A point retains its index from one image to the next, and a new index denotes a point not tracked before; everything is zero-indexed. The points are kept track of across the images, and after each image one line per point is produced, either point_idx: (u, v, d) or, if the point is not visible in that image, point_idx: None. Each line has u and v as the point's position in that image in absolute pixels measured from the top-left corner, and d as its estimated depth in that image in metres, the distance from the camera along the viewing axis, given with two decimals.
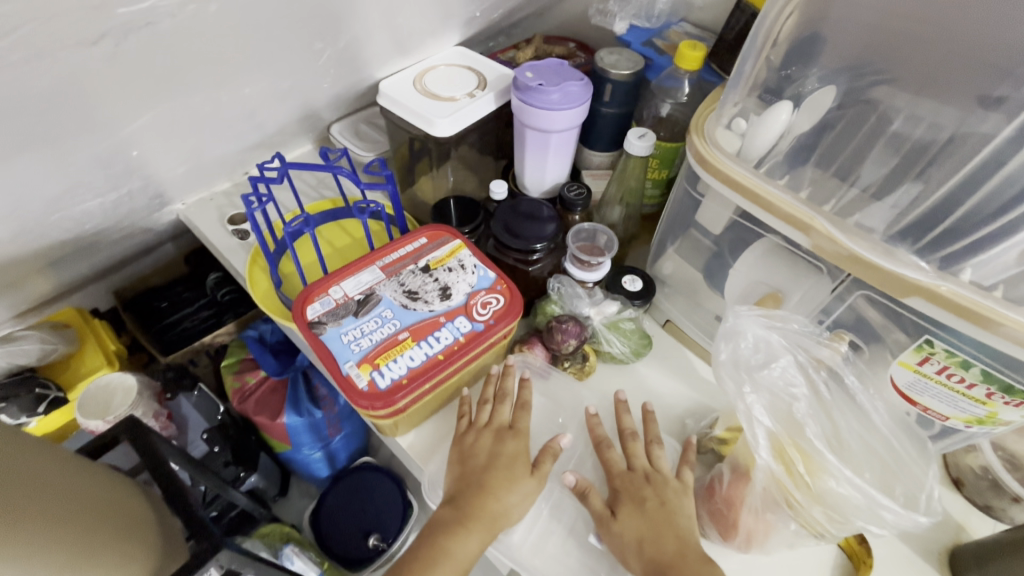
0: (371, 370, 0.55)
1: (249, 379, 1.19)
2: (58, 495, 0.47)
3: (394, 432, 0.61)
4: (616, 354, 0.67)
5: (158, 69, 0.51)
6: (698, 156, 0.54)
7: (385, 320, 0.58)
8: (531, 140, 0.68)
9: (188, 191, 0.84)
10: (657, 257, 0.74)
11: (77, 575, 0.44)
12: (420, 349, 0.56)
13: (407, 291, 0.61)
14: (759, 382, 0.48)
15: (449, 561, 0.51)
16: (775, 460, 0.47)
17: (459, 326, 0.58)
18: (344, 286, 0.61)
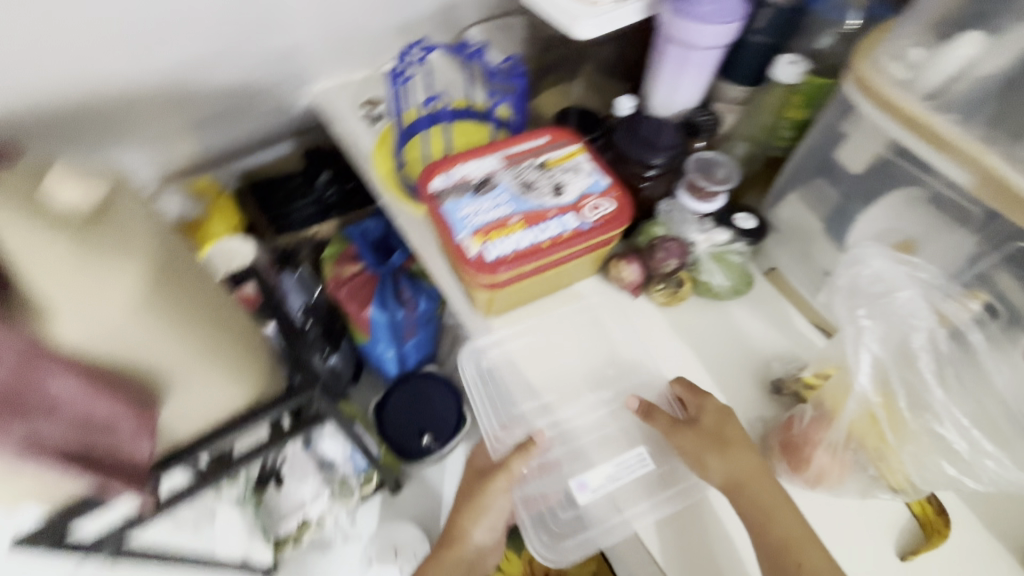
0: (482, 242, 0.58)
1: (345, 270, 1.28)
2: (203, 299, 0.60)
3: (490, 309, 0.66)
4: (715, 286, 0.67)
5: None
6: (857, 80, 0.52)
7: (499, 203, 0.61)
8: (672, 55, 0.66)
9: (330, 72, 0.90)
10: (774, 201, 0.71)
11: (191, 351, 0.58)
12: (528, 233, 0.59)
13: (523, 181, 0.63)
14: (877, 308, 0.47)
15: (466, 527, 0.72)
16: (875, 391, 0.48)
17: (567, 221, 0.60)
18: (467, 167, 0.64)
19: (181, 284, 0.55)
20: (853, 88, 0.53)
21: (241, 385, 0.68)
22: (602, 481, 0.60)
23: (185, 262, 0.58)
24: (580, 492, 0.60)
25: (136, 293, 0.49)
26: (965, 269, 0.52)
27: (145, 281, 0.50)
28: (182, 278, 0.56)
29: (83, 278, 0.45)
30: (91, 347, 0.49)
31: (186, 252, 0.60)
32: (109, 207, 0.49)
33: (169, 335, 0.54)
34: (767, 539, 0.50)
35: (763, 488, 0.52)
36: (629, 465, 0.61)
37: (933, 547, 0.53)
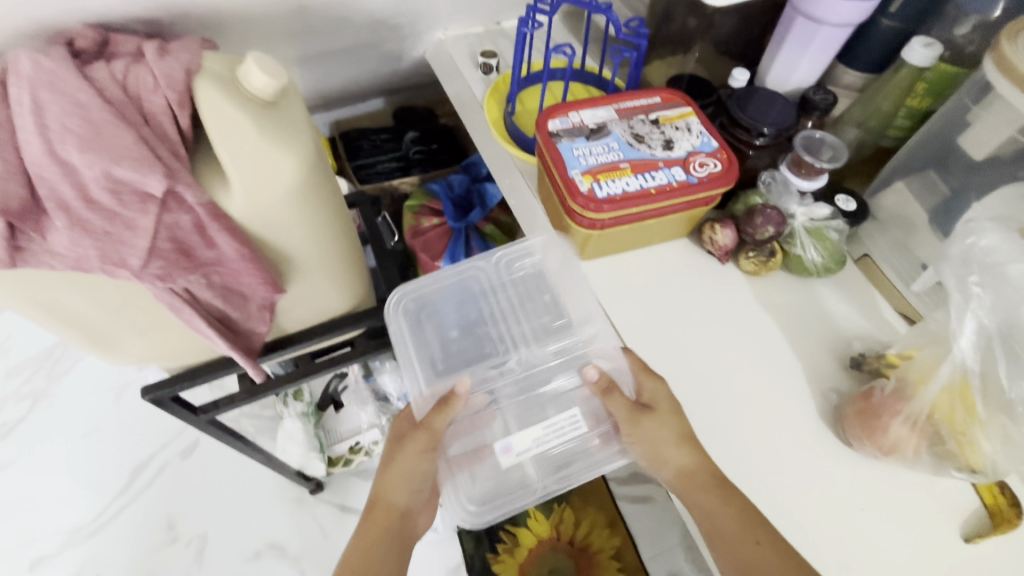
0: (593, 181, 0.62)
1: (425, 222, 1.36)
2: (336, 203, 0.66)
3: (583, 254, 0.70)
4: (808, 260, 0.68)
5: None
6: (1000, 60, 0.52)
7: (610, 149, 0.65)
8: (798, 29, 0.68)
9: (453, 22, 0.95)
10: (877, 190, 0.71)
11: (315, 243, 0.64)
12: (636, 179, 0.63)
13: (634, 133, 0.67)
14: (990, 275, 0.48)
15: (374, 517, 0.64)
16: (973, 357, 0.49)
17: (675, 174, 0.63)
18: (582, 114, 0.68)
19: (326, 185, 0.61)
20: (992, 68, 0.53)
21: (341, 287, 0.74)
22: (528, 444, 0.64)
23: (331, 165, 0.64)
24: (506, 454, 0.63)
25: (302, 182, 0.56)
26: None
27: (311, 173, 0.56)
28: (327, 180, 0.62)
29: (268, 161, 0.53)
30: (259, 219, 0.57)
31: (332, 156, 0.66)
32: (285, 100, 0.55)
33: (301, 225, 0.60)
34: (716, 530, 0.54)
35: (706, 477, 0.56)
36: (559, 430, 0.64)
37: (998, 534, 0.53)
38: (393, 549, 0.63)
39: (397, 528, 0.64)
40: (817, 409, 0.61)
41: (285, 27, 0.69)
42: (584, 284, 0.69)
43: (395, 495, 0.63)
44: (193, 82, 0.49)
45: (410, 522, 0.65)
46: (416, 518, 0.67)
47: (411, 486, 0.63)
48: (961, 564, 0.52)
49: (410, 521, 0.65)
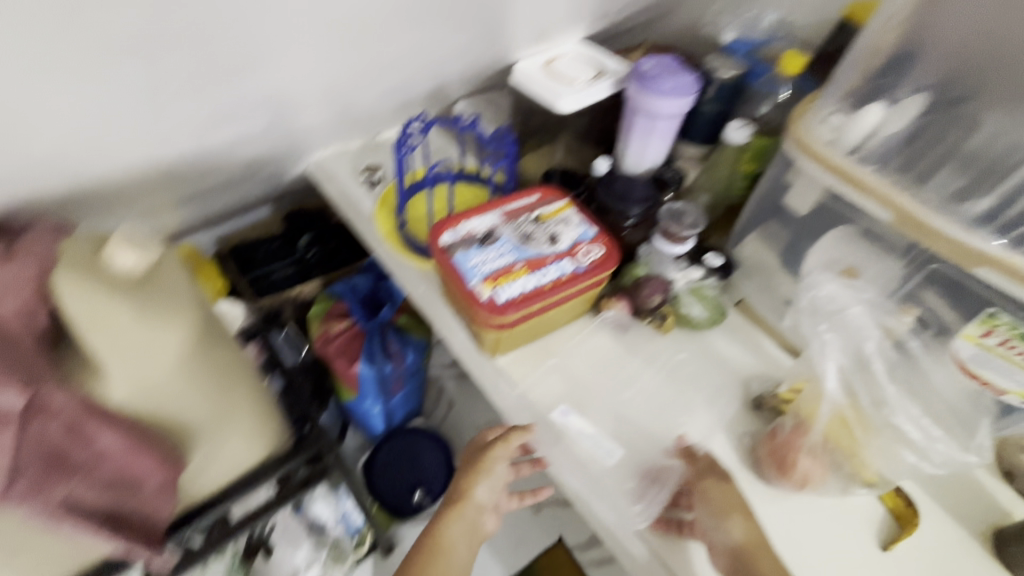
0: (492, 287, 0.65)
1: (334, 326, 1.31)
2: (232, 363, 0.64)
3: (498, 349, 0.72)
4: (695, 317, 0.75)
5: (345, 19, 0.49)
6: (797, 140, 0.63)
7: (503, 253, 0.69)
8: (639, 123, 0.78)
9: (329, 143, 0.96)
10: (737, 240, 0.80)
11: (218, 413, 0.62)
12: (531, 279, 0.67)
13: (521, 233, 0.71)
14: (836, 322, 0.56)
15: (441, 545, 0.65)
16: (840, 392, 0.56)
17: (565, 266, 0.68)
18: (470, 222, 0.72)
19: (214, 351, 0.60)
20: (792, 146, 0.64)
21: (259, 445, 0.71)
22: (575, 428, 0.68)
23: (218, 327, 0.63)
24: (558, 415, 0.69)
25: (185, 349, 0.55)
26: (898, 288, 0.62)
27: (194, 338, 0.55)
28: (215, 346, 0.60)
29: (148, 337, 0.51)
30: (143, 401, 0.53)
31: (217, 316, 0.64)
32: (158, 270, 0.55)
33: (197, 399, 0.58)
34: None
35: (766, 559, 0.55)
36: (599, 442, 0.67)
37: (906, 535, 0.60)
38: (463, 545, 0.66)
39: (472, 522, 0.67)
40: (734, 455, 0.66)
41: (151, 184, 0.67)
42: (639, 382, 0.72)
43: (477, 489, 0.67)
44: (50, 277, 0.47)
45: (481, 519, 0.68)
46: (488, 517, 0.69)
47: (492, 480, 0.68)
48: (884, 570, 0.58)
49: (480, 519, 0.68)
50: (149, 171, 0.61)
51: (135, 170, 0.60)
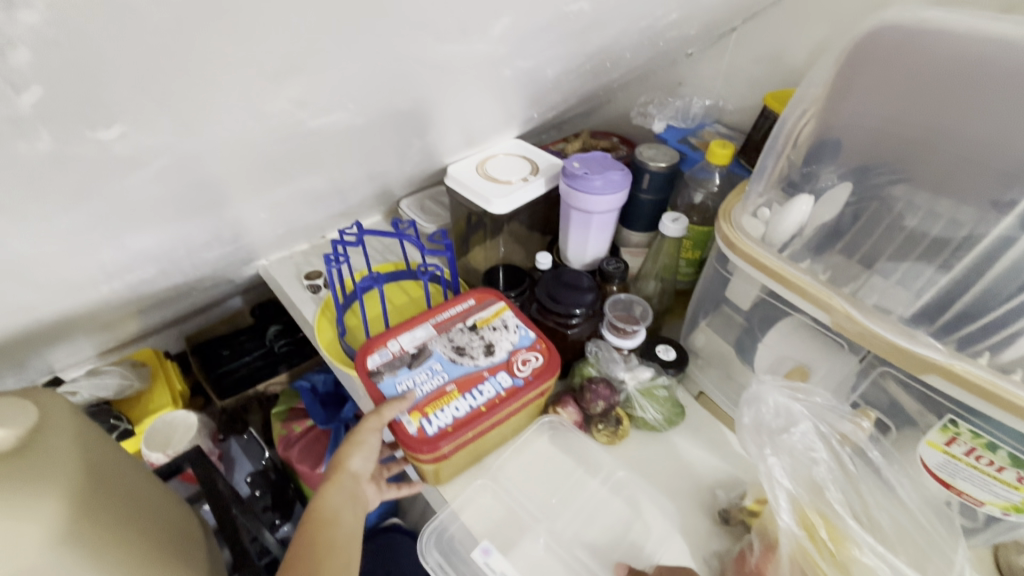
0: (421, 417, 0.61)
1: (297, 428, 1.22)
2: (139, 524, 0.58)
3: (438, 480, 0.65)
4: (650, 420, 0.70)
5: (269, 172, 0.48)
6: (725, 240, 0.62)
7: (434, 372, 0.65)
8: (575, 219, 0.77)
9: (274, 250, 0.93)
10: (690, 330, 0.77)
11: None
12: (465, 400, 0.62)
13: (455, 346, 0.67)
14: (779, 445, 0.52)
15: (327, 521, 0.54)
16: (798, 526, 0.49)
17: (501, 380, 0.64)
18: (400, 340, 0.68)
19: (111, 519, 0.54)
20: (723, 245, 0.62)
21: None
22: (496, 570, 0.59)
23: (118, 485, 0.58)
24: (479, 554, 0.60)
25: (97, 538, 0.52)
26: (852, 390, 0.59)
27: (86, 512, 0.51)
28: (112, 512, 0.55)
29: (54, 545, 0.47)
30: None
31: (120, 471, 0.59)
32: (36, 444, 0.50)
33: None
34: None
35: None
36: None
37: None
38: (351, 512, 0.56)
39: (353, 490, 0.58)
40: None
41: (54, 324, 0.62)
42: (552, 506, 0.65)
43: (349, 457, 0.58)
44: None
45: (363, 490, 0.59)
46: (368, 489, 0.60)
47: (369, 446, 0.60)
48: None
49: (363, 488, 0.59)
50: (51, 317, 0.57)
51: (27, 322, 0.56)
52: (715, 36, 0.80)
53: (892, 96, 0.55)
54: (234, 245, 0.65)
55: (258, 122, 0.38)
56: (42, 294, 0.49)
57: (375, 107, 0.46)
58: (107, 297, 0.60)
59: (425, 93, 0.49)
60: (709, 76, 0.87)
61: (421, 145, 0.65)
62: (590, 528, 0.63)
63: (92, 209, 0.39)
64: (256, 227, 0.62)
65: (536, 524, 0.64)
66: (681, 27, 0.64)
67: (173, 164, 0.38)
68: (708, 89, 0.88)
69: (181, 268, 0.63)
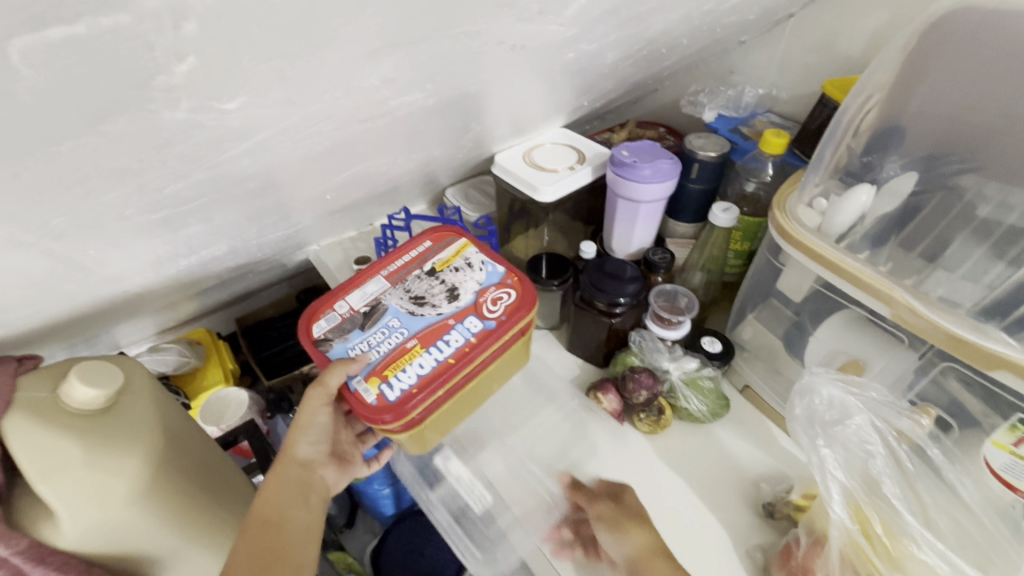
0: (381, 382, 0.57)
1: None
2: (202, 485, 0.62)
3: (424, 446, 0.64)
4: (693, 411, 0.70)
5: (336, 153, 0.50)
6: (780, 231, 0.61)
7: (392, 330, 0.61)
8: (621, 208, 0.77)
9: (325, 235, 0.96)
10: (737, 321, 0.76)
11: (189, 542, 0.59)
12: (429, 356, 0.59)
13: (413, 298, 0.64)
14: (833, 437, 0.51)
15: (278, 520, 0.53)
16: (851, 519, 0.49)
17: (469, 326, 0.61)
18: (351, 299, 0.65)
19: (181, 479, 0.58)
20: (777, 235, 0.61)
21: None
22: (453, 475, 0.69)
23: (187, 444, 0.62)
24: (440, 460, 0.70)
25: (172, 498, 0.56)
26: (910, 386, 0.57)
27: (161, 468, 0.55)
28: (182, 470, 0.59)
29: (133, 498, 0.52)
30: (102, 541, 0.52)
31: (188, 435, 0.63)
32: (118, 405, 0.54)
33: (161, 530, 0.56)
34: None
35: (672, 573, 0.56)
36: (471, 489, 0.68)
37: None
38: (294, 503, 0.56)
39: (297, 478, 0.58)
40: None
41: (134, 299, 0.67)
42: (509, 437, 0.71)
43: (295, 445, 0.59)
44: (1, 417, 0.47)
45: (313, 475, 0.60)
46: (319, 472, 0.61)
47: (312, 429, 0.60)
48: None
49: (312, 473, 0.60)
50: (133, 289, 0.61)
51: (112, 295, 0.61)
52: (772, 22, 0.78)
53: (969, 80, 0.51)
54: (296, 227, 0.68)
55: (339, 102, 0.40)
56: (131, 267, 0.53)
57: (438, 92, 0.48)
58: (181, 274, 0.65)
59: (486, 76, 0.50)
60: (763, 64, 0.85)
61: (474, 132, 0.67)
62: (546, 446, 0.70)
63: (189, 190, 0.43)
64: (317, 210, 0.65)
65: (492, 441, 0.70)
66: (739, 12, 0.63)
67: (258, 145, 0.41)
68: (761, 77, 0.86)
69: (248, 247, 0.66)
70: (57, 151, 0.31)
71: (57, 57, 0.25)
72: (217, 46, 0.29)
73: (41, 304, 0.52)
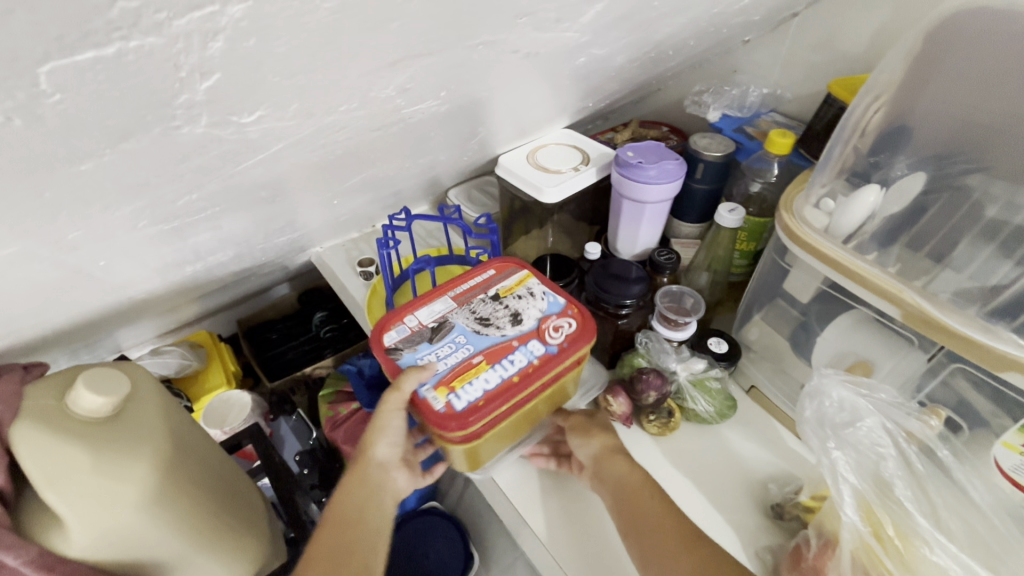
0: (448, 392, 0.58)
1: (343, 410, 1.21)
2: (211, 489, 0.62)
3: (473, 465, 0.64)
4: (701, 412, 0.70)
5: (345, 161, 0.50)
6: (788, 232, 0.61)
7: (458, 345, 0.62)
8: (626, 209, 0.76)
9: (328, 237, 0.96)
10: (743, 322, 0.76)
11: (202, 549, 0.60)
12: (494, 372, 0.60)
13: (478, 317, 0.65)
14: (844, 439, 0.51)
15: (356, 525, 0.58)
16: (862, 521, 0.48)
17: (532, 349, 0.62)
18: (418, 314, 0.66)
19: (190, 485, 0.58)
20: (784, 236, 0.61)
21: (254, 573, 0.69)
22: None
23: (194, 449, 0.62)
24: None
25: (183, 508, 0.57)
26: (918, 388, 0.57)
27: (168, 476, 0.55)
28: (191, 477, 0.59)
29: (143, 506, 0.52)
30: (113, 549, 0.52)
31: (195, 440, 0.63)
32: (127, 412, 0.54)
33: (173, 537, 0.56)
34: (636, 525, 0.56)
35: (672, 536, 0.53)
36: None
37: None
38: (371, 508, 0.59)
39: (374, 482, 0.61)
40: None
41: (140, 304, 0.67)
42: None
43: (374, 447, 0.61)
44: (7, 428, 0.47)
45: (388, 476, 0.63)
46: (393, 474, 0.64)
47: (392, 434, 0.61)
48: None
49: (388, 475, 0.63)
50: (140, 296, 0.61)
51: (118, 301, 0.60)
52: (776, 21, 0.78)
53: (975, 82, 0.51)
54: (302, 231, 0.68)
55: (352, 114, 0.40)
56: (140, 275, 0.53)
57: (449, 100, 0.48)
58: (186, 279, 0.64)
59: (495, 83, 0.50)
60: (767, 63, 0.84)
61: (480, 135, 0.66)
62: None
63: (200, 200, 0.43)
64: (322, 215, 0.65)
65: None
66: (746, 13, 0.63)
67: (271, 156, 0.41)
68: (766, 76, 0.86)
69: (254, 252, 0.66)
70: (76, 170, 0.31)
71: (83, 75, 0.25)
72: (242, 64, 0.29)
73: (49, 313, 0.52)
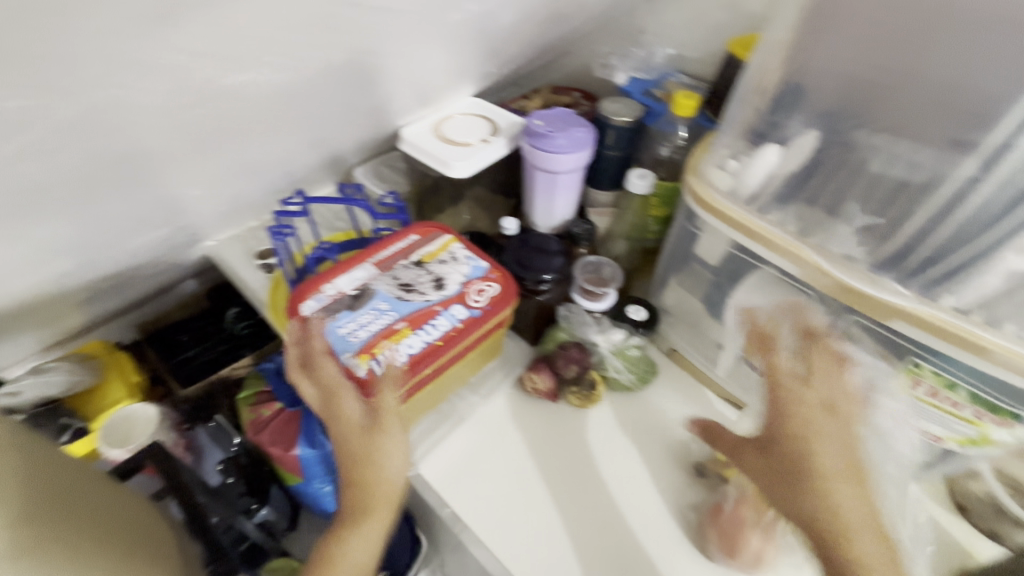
0: (371, 358, 0.55)
1: (264, 411, 1.05)
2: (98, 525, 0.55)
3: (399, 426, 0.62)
4: (623, 380, 0.70)
5: (195, 128, 0.44)
6: (697, 198, 0.61)
7: (381, 312, 0.58)
8: (540, 180, 0.74)
9: (221, 228, 0.86)
10: (660, 287, 0.76)
11: None
12: (418, 336, 0.57)
13: (401, 283, 0.61)
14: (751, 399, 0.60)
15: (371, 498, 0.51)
16: None
17: (456, 313, 0.59)
18: (338, 282, 0.61)
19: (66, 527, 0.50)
20: (694, 203, 0.62)
21: None
22: None
23: (65, 487, 0.54)
24: None
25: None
26: None
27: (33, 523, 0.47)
28: (66, 519, 0.51)
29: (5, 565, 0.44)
30: None
31: (65, 475, 0.55)
32: None
33: None
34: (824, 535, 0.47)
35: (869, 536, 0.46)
36: None
37: None
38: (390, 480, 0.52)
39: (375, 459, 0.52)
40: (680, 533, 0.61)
41: None
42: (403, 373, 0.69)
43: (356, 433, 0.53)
44: None
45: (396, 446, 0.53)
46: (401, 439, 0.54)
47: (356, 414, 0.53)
48: None
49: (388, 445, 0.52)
50: None
51: None
52: None
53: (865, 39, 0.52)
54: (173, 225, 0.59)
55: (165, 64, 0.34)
56: None
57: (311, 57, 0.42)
58: (29, 288, 0.55)
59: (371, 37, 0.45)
60: (670, 22, 0.83)
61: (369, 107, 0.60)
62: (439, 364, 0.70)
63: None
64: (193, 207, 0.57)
65: None
66: None
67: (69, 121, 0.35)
68: (670, 36, 0.84)
69: (113, 253, 0.57)
70: None
71: None
72: None
73: None
